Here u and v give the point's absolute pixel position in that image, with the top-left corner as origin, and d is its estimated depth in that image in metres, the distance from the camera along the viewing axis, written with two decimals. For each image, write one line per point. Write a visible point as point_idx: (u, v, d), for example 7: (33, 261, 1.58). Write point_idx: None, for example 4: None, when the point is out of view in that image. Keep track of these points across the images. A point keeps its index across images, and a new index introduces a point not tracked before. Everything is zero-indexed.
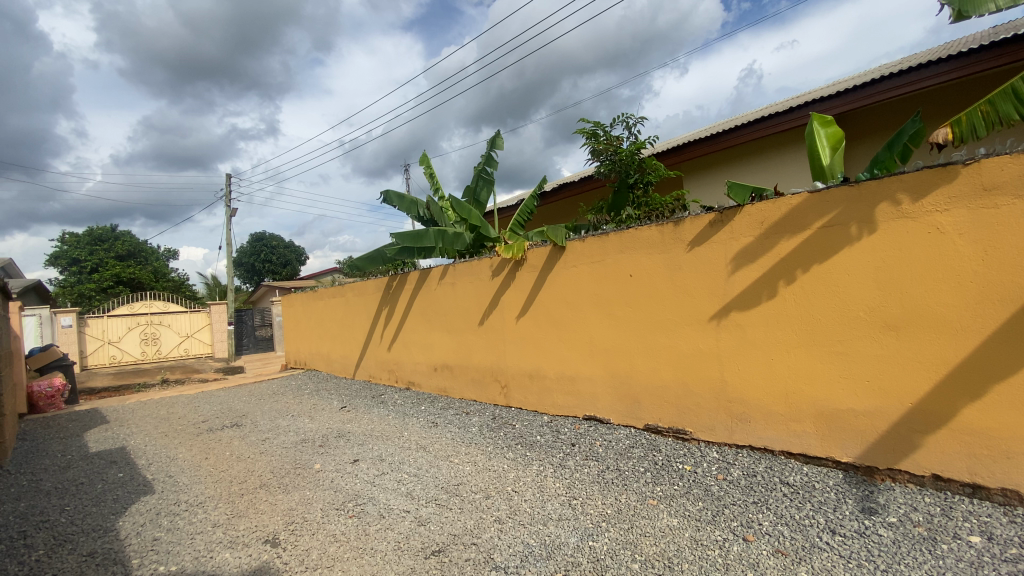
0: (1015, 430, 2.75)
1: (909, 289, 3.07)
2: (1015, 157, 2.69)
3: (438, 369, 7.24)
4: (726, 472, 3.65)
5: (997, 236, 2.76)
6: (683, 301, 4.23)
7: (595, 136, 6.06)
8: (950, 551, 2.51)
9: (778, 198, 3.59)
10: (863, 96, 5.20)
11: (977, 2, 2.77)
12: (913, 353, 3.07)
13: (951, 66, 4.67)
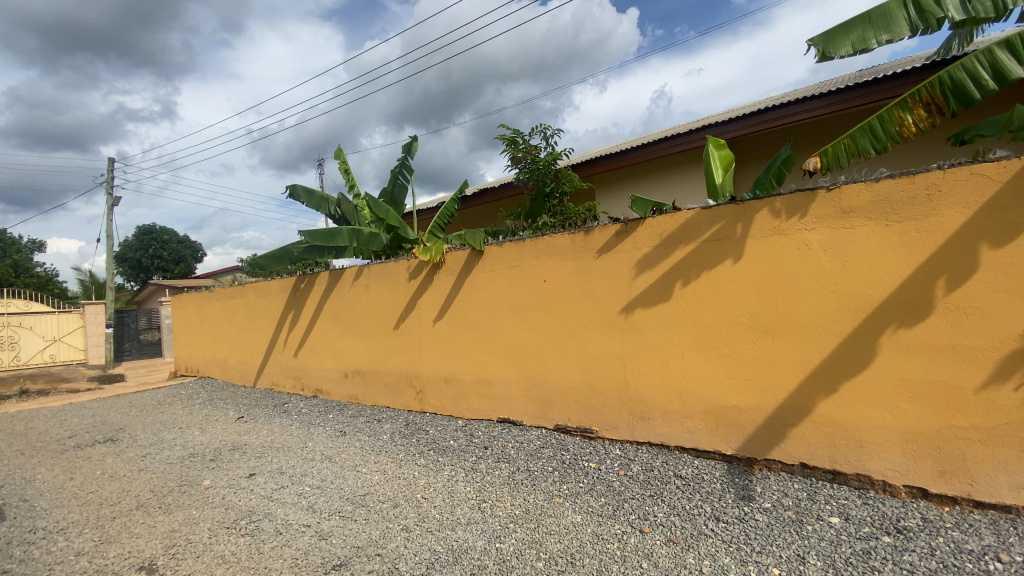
0: (863, 422, 3.18)
1: (783, 298, 3.45)
2: (867, 185, 3.13)
3: (349, 375, 6.95)
4: (627, 467, 3.86)
5: (852, 253, 3.18)
6: (593, 306, 4.41)
7: (514, 143, 6.16)
8: (813, 531, 2.85)
9: (677, 211, 3.88)
10: (751, 124, 5.76)
11: (837, 45, 3.17)
12: (785, 354, 3.44)
13: (822, 103, 5.32)
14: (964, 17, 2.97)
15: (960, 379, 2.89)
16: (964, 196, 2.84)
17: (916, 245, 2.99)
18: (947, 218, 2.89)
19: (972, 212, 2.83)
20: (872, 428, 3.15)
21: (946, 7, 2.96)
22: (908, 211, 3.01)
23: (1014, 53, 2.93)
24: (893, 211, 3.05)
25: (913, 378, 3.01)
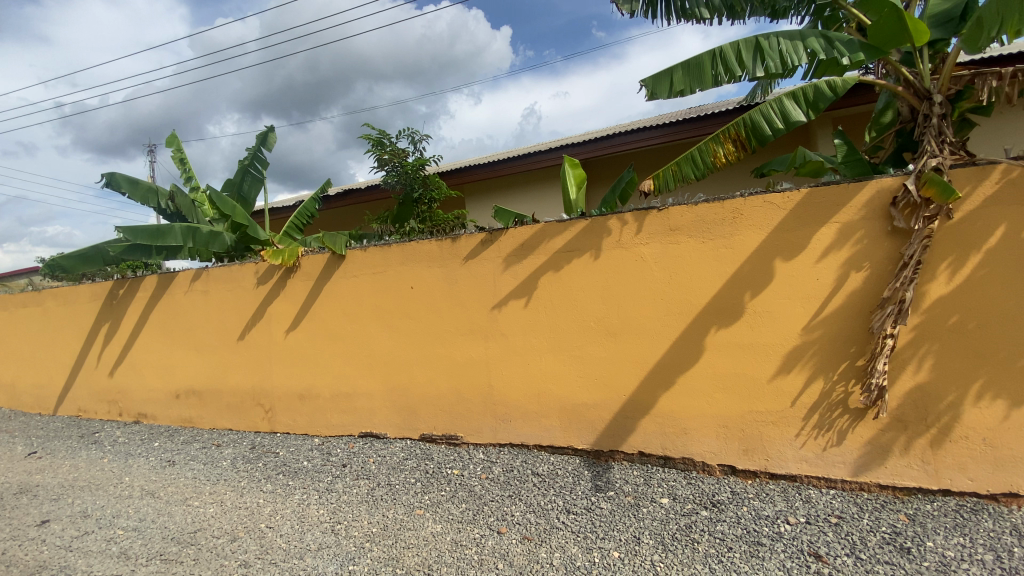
0: (687, 411, 3.66)
1: (625, 304, 3.82)
2: (689, 207, 3.62)
3: (182, 396, 6.07)
4: (489, 470, 3.95)
5: (679, 265, 3.65)
6: (458, 313, 4.44)
7: (380, 144, 5.97)
8: (648, 512, 3.19)
9: (536, 222, 4.10)
10: (603, 146, 6.33)
11: (662, 87, 3.67)
12: (627, 354, 3.82)
13: (660, 133, 6.05)
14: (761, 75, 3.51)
15: (757, 372, 3.46)
16: (759, 220, 3.42)
17: (725, 259, 3.52)
18: (748, 237, 3.45)
19: (764, 233, 3.41)
20: (694, 416, 3.64)
21: (747, 68, 3.48)
22: (719, 231, 3.53)
23: (796, 105, 3.60)
24: (709, 229, 3.56)
25: (725, 372, 3.54)
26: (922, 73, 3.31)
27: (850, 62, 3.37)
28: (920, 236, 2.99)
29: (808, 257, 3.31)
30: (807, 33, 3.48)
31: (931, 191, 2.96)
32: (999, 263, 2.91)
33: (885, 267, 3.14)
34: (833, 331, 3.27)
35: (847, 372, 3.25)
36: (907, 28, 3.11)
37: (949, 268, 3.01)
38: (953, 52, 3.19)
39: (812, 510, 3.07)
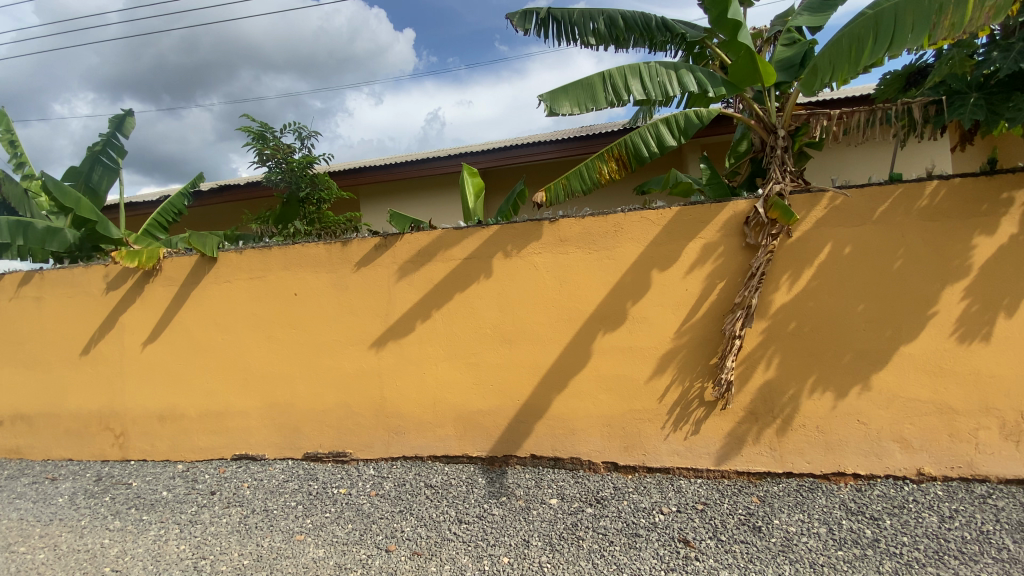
0: (575, 414, 3.83)
1: (518, 312, 3.90)
2: (577, 220, 3.81)
3: (4, 423, 5.07)
4: (379, 486, 3.79)
5: (567, 273, 3.82)
6: (348, 322, 4.23)
7: (261, 138, 5.52)
8: (537, 514, 3.27)
9: (430, 229, 4.05)
10: (501, 156, 6.46)
11: (559, 103, 3.77)
12: (520, 361, 3.90)
13: (555, 147, 6.32)
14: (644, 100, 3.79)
15: (637, 374, 3.72)
16: (639, 233, 3.69)
17: (609, 269, 3.75)
18: (628, 249, 3.71)
19: (642, 246, 3.69)
20: (582, 418, 3.82)
21: (633, 93, 3.73)
22: (604, 242, 3.76)
23: (670, 131, 3.95)
24: (594, 240, 3.77)
25: (609, 375, 3.76)
26: (770, 110, 3.80)
27: (714, 95, 3.78)
28: (765, 251, 3.43)
29: (678, 268, 3.64)
30: (681, 66, 3.84)
31: (775, 213, 3.39)
32: (827, 275, 3.43)
33: (739, 277, 3.56)
34: (697, 334, 3.63)
35: (703, 370, 3.62)
36: (758, 71, 3.58)
37: (789, 279, 3.48)
38: (792, 93, 3.72)
39: (683, 499, 3.36)
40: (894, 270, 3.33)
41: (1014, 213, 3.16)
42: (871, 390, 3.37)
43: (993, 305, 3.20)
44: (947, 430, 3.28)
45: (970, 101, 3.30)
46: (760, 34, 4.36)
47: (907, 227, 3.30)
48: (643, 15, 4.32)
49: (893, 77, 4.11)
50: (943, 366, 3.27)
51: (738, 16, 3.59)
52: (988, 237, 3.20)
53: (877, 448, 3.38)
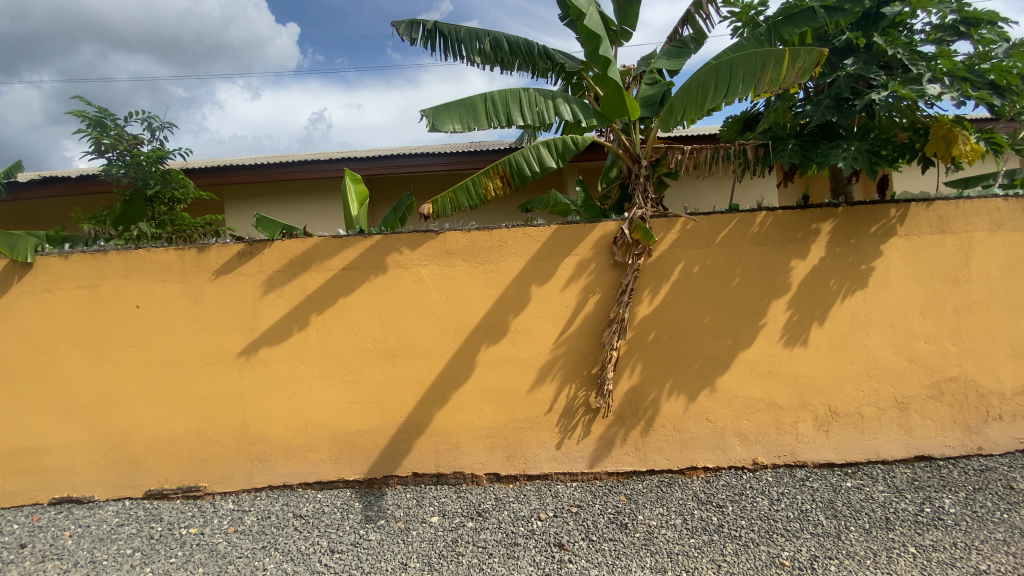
0: (457, 428, 3.81)
1: (399, 325, 3.80)
2: (463, 233, 3.82)
3: None
4: (239, 522, 3.41)
5: (451, 286, 3.81)
6: (205, 338, 3.78)
7: (99, 125, 4.77)
8: (417, 535, 3.19)
9: (305, 236, 3.79)
10: (386, 164, 6.29)
11: (442, 121, 3.82)
12: (402, 376, 3.79)
13: (442, 159, 6.33)
14: (525, 124, 3.97)
15: (517, 384, 3.82)
16: (521, 248, 3.82)
17: (492, 282, 3.82)
18: (511, 263, 3.82)
19: (524, 260, 3.83)
20: (464, 432, 3.81)
21: (514, 117, 3.88)
22: (488, 256, 3.82)
23: (550, 154, 4.17)
24: (478, 254, 3.82)
25: (492, 387, 3.81)
26: (635, 142, 4.20)
27: (587, 124, 4.09)
28: (632, 269, 3.76)
29: (557, 283, 3.83)
30: (558, 94, 4.08)
31: (638, 234, 3.73)
32: (681, 290, 3.84)
33: (610, 292, 3.84)
34: (574, 345, 3.84)
35: (587, 379, 3.83)
36: (625, 104, 3.94)
37: (650, 293, 3.84)
38: (653, 128, 4.15)
39: (559, 504, 3.51)
40: (734, 286, 3.84)
41: (819, 240, 3.83)
42: (717, 392, 3.83)
43: (806, 316, 3.83)
44: (775, 423, 3.83)
45: (789, 147, 3.95)
46: (628, 71, 4.80)
47: (743, 250, 3.84)
48: (526, 41, 4.52)
49: (732, 121, 4.76)
50: (771, 368, 3.83)
51: (607, 54, 3.92)
52: (802, 260, 3.83)
53: (721, 442, 3.84)
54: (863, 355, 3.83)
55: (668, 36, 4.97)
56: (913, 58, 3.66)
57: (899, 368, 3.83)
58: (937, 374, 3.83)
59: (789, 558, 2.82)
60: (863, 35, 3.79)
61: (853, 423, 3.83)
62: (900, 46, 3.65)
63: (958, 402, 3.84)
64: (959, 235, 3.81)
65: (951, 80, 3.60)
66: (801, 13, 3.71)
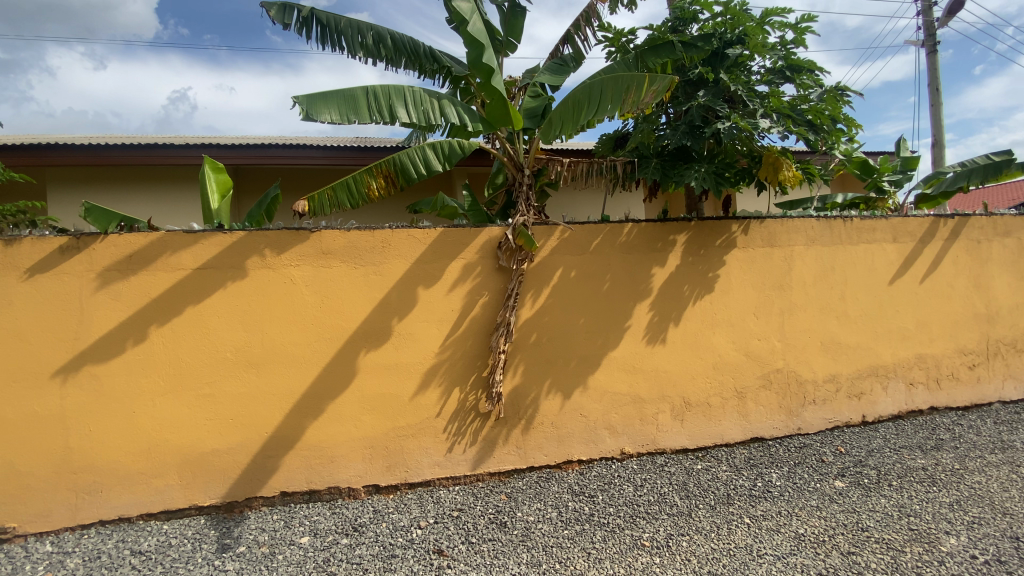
0: (333, 440, 3.60)
1: (266, 332, 3.50)
2: (340, 232, 3.62)
3: None
4: (57, 568, 2.88)
5: (327, 289, 3.60)
6: (13, 349, 3.13)
7: None
8: (283, 559, 2.95)
9: (150, 231, 3.31)
10: (256, 154, 5.77)
11: (318, 110, 3.59)
12: (268, 386, 3.49)
13: (321, 153, 5.96)
14: (409, 123, 3.89)
15: (398, 391, 3.72)
16: (403, 250, 3.73)
17: (374, 285, 3.68)
18: (393, 266, 3.71)
19: (407, 263, 3.74)
20: (340, 443, 3.61)
21: (398, 114, 3.79)
22: (368, 257, 3.67)
23: (436, 156, 4.11)
24: (358, 256, 3.65)
25: (371, 394, 3.67)
26: (519, 151, 4.33)
27: (473, 130, 4.14)
28: (517, 275, 3.89)
29: (441, 286, 3.81)
30: (443, 97, 4.07)
31: (521, 240, 3.85)
32: (560, 294, 4.04)
33: (494, 296, 3.91)
34: (458, 349, 3.84)
35: (475, 383, 3.86)
36: (509, 114, 4.06)
37: (533, 296, 3.99)
38: (534, 139, 4.30)
39: (440, 509, 3.48)
40: (606, 290, 4.14)
41: (676, 250, 4.29)
42: (590, 390, 4.09)
43: (666, 318, 4.25)
44: (639, 415, 4.19)
45: (651, 165, 4.45)
46: (513, 82, 4.96)
47: (614, 257, 4.15)
48: (411, 40, 4.45)
49: (607, 138, 5.15)
50: (636, 365, 4.19)
51: (491, 62, 4.00)
52: (662, 267, 4.26)
53: (594, 435, 4.11)
54: (711, 351, 4.36)
55: (550, 53, 5.21)
56: (750, 95, 4.24)
57: (738, 362, 4.41)
58: (767, 366, 4.48)
59: (649, 538, 3.07)
60: (711, 71, 4.31)
61: (703, 411, 4.33)
62: (739, 84, 4.23)
63: (782, 389, 4.52)
64: (783, 248, 4.50)
65: (777, 116, 4.23)
66: (663, 45, 4.13)
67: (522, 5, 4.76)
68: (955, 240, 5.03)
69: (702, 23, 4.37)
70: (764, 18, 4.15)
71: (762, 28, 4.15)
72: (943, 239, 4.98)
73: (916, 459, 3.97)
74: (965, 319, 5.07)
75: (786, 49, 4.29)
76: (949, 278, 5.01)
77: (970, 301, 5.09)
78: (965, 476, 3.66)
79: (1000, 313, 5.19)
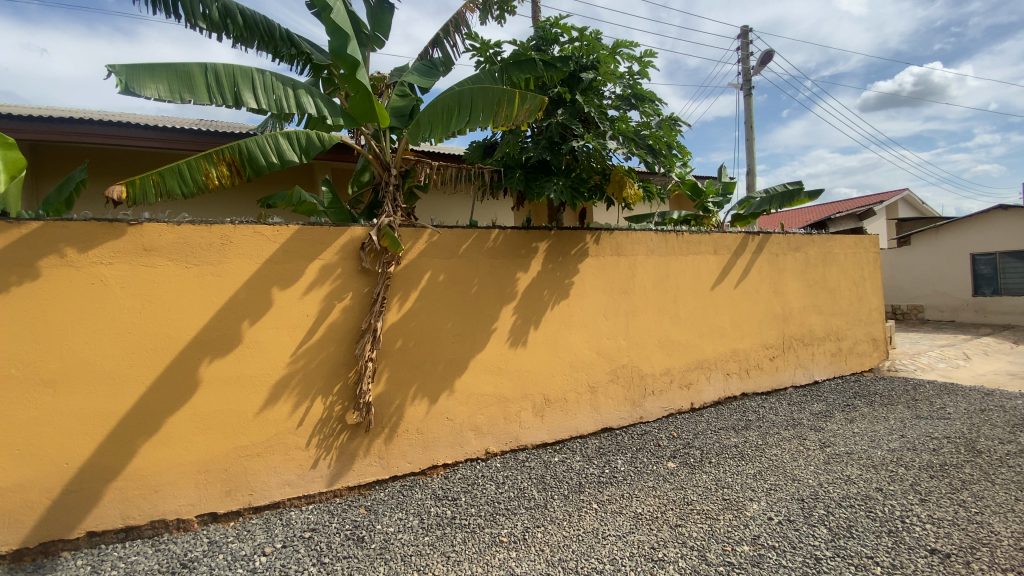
0: (160, 466, 3.12)
1: (69, 342, 2.93)
2: (169, 226, 3.17)
3: None
4: None
5: (152, 291, 3.12)
6: None
7: None
8: None
9: None
10: (65, 132, 4.85)
11: (141, 83, 3.14)
12: (71, 408, 2.92)
13: (153, 135, 5.18)
14: (258, 109, 3.55)
15: (242, 405, 3.36)
16: (248, 249, 3.38)
17: (213, 287, 3.28)
18: (238, 266, 3.35)
19: (256, 264, 3.40)
20: (169, 469, 3.15)
21: (243, 98, 3.44)
22: (205, 255, 3.26)
23: (290, 146, 3.78)
24: (193, 254, 3.23)
25: (208, 411, 3.26)
26: (385, 149, 4.16)
27: (333, 123, 3.90)
28: (384, 278, 3.77)
29: (296, 289, 3.53)
30: (300, 85, 3.78)
31: (386, 242, 3.72)
32: (426, 298, 4.00)
33: (356, 301, 3.74)
34: (314, 357, 3.59)
35: (335, 393, 3.65)
36: (375, 111, 3.91)
37: (399, 300, 3.89)
38: (402, 139, 4.18)
39: (289, 532, 3.21)
40: (472, 293, 4.20)
41: (538, 256, 4.53)
42: (455, 393, 4.11)
43: (528, 320, 4.45)
44: (503, 415, 4.32)
45: (515, 175, 4.64)
46: (381, 78, 4.82)
47: (480, 261, 4.23)
48: (265, 19, 4.08)
49: (475, 146, 5.26)
50: (501, 366, 4.31)
51: (356, 54, 3.80)
52: (525, 272, 4.46)
53: (459, 438, 4.13)
54: (568, 351, 4.66)
55: (419, 54, 5.17)
56: (601, 117, 4.66)
57: (592, 359, 4.79)
58: (615, 362, 4.93)
59: (506, 533, 3.17)
60: (569, 91, 4.66)
61: (561, 407, 4.62)
62: (592, 106, 4.61)
63: (628, 383, 5.01)
64: (630, 256, 5.01)
65: (623, 138, 4.73)
66: (525, 61, 4.31)
67: (390, 1, 4.64)
68: (760, 252, 6.04)
69: (562, 45, 4.68)
70: (615, 48, 4.58)
71: (613, 58, 4.59)
72: (751, 251, 5.95)
73: (731, 438, 4.67)
74: (768, 318, 6.11)
75: (632, 79, 4.79)
76: (756, 284, 6.00)
77: (771, 304, 6.15)
78: (766, 450, 4.39)
79: (791, 314, 6.35)
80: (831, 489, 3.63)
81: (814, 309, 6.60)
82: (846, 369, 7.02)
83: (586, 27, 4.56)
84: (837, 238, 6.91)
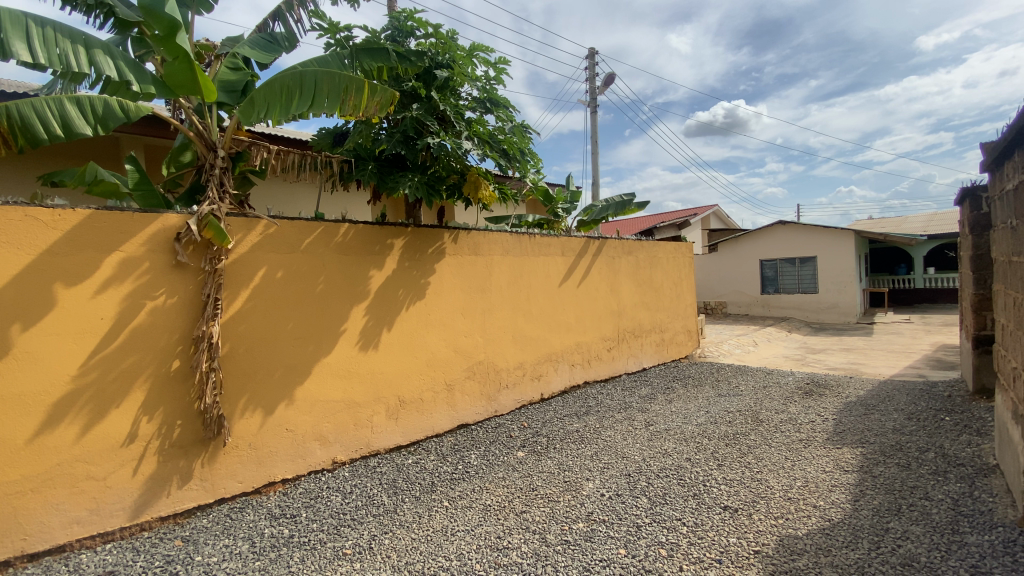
0: None
1: None
2: None
3: None
4: None
5: None
6: None
7: None
8: None
9: None
10: None
11: None
12: None
13: None
14: (35, 65, 2.86)
15: (7, 432, 2.66)
16: (18, 235, 2.70)
17: None
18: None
19: (27, 255, 2.73)
20: None
21: (10, 47, 2.74)
22: None
23: (81, 115, 3.08)
24: None
25: None
26: (210, 127, 3.64)
27: (141, 91, 3.28)
28: (213, 277, 3.34)
29: (89, 287, 2.92)
30: (94, 41, 3.11)
31: (210, 233, 3.26)
32: (261, 296, 3.61)
33: (173, 300, 3.24)
34: (115, 368, 3.01)
35: (142, 409, 3.11)
36: (198, 83, 3.38)
37: (229, 300, 3.46)
38: (232, 118, 3.71)
39: None
40: (316, 292, 3.91)
41: (393, 253, 4.39)
42: (297, 401, 3.78)
43: (380, 322, 4.28)
44: (353, 421, 4.10)
45: (367, 168, 4.45)
46: (210, 47, 4.24)
47: (327, 258, 3.96)
48: None
49: (325, 132, 4.91)
50: (350, 369, 4.09)
51: (176, 15, 3.26)
52: (378, 270, 4.29)
53: (301, 449, 3.82)
54: (423, 350, 4.60)
55: (257, 25, 4.63)
56: (456, 117, 4.69)
57: (448, 357, 4.80)
58: (471, 359, 5.01)
59: (351, 545, 3.01)
60: (424, 87, 4.60)
61: (416, 408, 4.54)
62: (448, 104, 4.62)
63: (483, 379, 5.13)
64: (486, 256, 5.13)
65: (478, 140, 4.81)
66: (378, 50, 4.13)
67: None
68: (599, 255, 6.64)
69: (418, 39, 4.60)
70: (471, 51, 4.65)
71: (469, 60, 4.66)
72: (592, 254, 6.51)
73: (574, 424, 5.07)
74: (606, 314, 6.75)
75: (488, 83, 4.90)
76: (596, 283, 6.59)
77: (609, 301, 6.81)
78: (602, 432, 4.84)
79: (625, 309, 7.12)
80: (651, 463, 4.13)
81: (643, 306, 7.47)
82: (667, 356, 8.09)
83: (442, 25, 4.54)
84: (661, 244, 7.91)
